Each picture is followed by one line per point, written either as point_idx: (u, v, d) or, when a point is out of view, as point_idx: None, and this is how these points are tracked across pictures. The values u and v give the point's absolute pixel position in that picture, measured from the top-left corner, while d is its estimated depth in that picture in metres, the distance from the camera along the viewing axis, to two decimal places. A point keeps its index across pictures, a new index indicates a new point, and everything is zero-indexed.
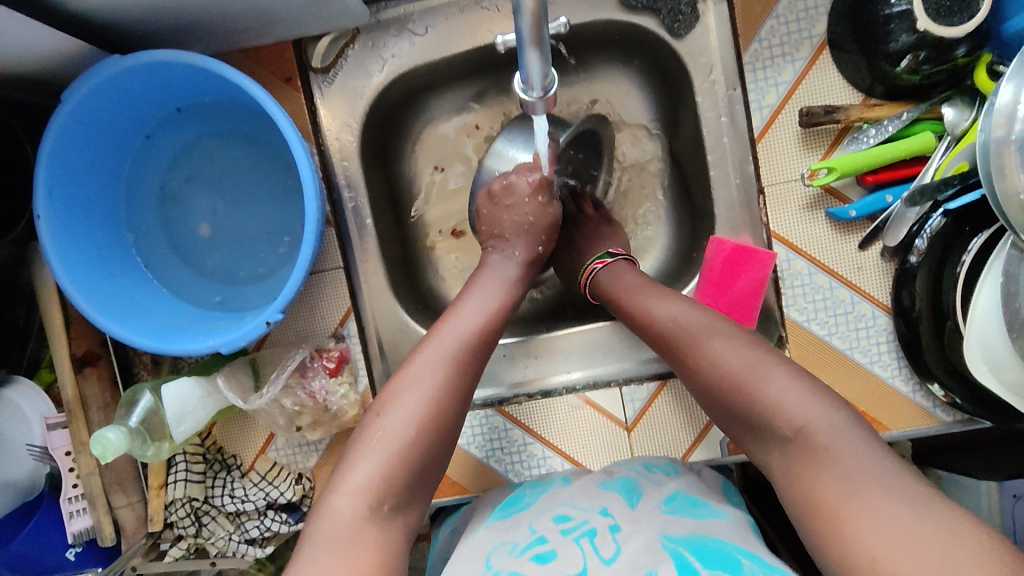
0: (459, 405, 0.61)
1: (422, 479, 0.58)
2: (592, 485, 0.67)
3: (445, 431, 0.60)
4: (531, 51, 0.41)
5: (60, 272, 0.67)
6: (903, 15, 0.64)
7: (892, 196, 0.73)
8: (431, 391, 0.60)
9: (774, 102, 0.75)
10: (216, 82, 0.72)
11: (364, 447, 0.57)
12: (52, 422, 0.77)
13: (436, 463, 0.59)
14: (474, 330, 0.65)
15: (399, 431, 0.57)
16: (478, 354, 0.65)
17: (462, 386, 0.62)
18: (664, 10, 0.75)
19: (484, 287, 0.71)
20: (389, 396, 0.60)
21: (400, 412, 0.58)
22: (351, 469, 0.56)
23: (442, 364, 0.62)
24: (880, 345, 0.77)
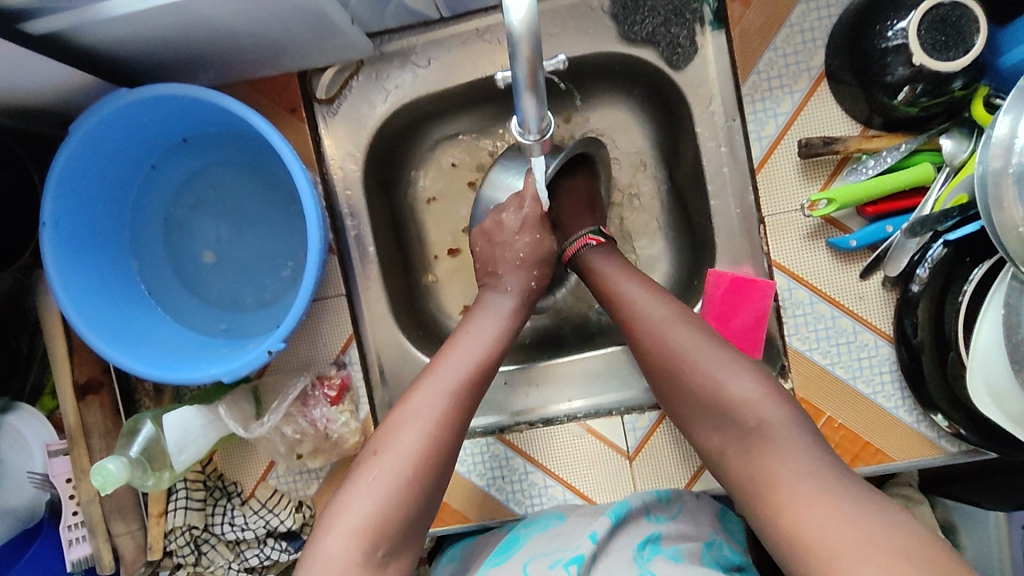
0: (455, 444, 0.61)
1: (417, 522, 0.57)
2: (585, 523, 0.68)
3: (440, 470, 0.59)
4: (527, 95, 0.42)
5: (65, 301, 0.68)
6: (898, 49, 0.65)
7: (892, 226, 0.73)
8: (427, 431, 0.59)
9: (773, 132, 0.75)
10: (222, 113, 0.74)
11: (358, 491, 0.56)
12: (54, 449, 0.77)
13: (429, 503, 0.59)
14: (473, 366, 0.65)
15: (394, 473, 0.57)
16: (475, 390, 0.64)
17: (459, 423, 0.62)
18: (664, 43, 0.76)
19: (481, 319, 0.70)
20: (384, 435, 0.59)
21: (395, 454, 0.58)
22: (344, 512, 0.56)
23: (438, 403, 0.61)
24: (883, 374, 0.77)
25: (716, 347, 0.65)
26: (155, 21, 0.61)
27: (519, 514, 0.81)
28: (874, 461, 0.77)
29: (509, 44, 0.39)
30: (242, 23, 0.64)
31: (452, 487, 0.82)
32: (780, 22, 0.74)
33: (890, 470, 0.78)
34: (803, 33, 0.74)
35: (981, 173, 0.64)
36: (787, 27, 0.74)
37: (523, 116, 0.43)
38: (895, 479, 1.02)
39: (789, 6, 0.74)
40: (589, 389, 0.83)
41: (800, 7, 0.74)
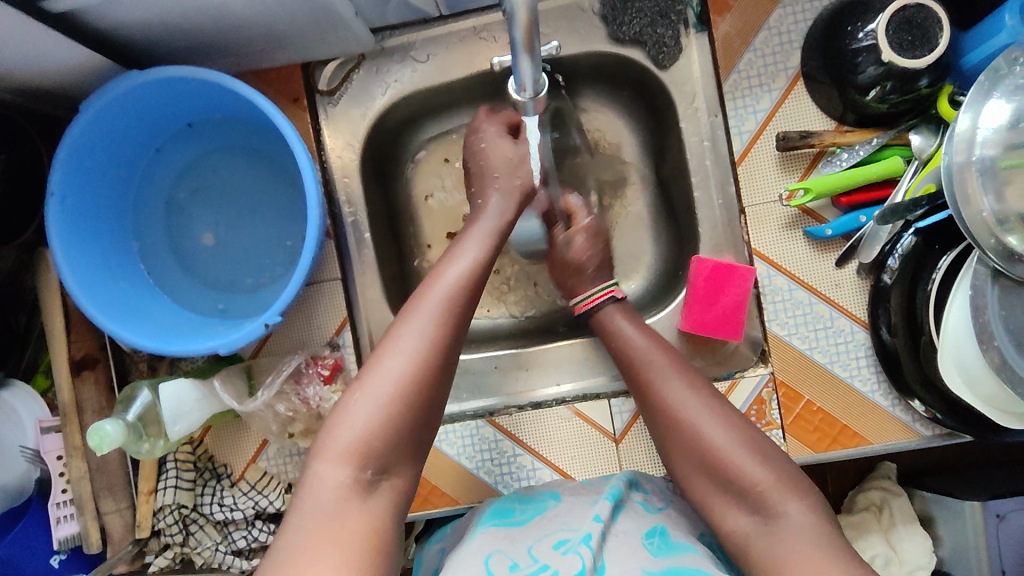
0: (448, 365, 0.60)
1: (409, 442, 0.57)
2: (582, 505, 0.68)
3: (432, 390, 0.59)
4: (523, 56, 0.44)
5: (66, 271, 0.69)
6: (870, 49, 0.70)
7: (865, 216, 0.77)
8: (418, 351, 0.59)
9: (753, 128, 0.79)
10: (226, 98, 0.77)
11: (349, 409, 0.56)
12: (46, 426, 0.78)
13: (422, 426, 0.58)
14: (462, 286, 0.64)
15: (386, 392, 0.56)
16: (462, 309, 0.63)
17: (452, 342, 0.61)
18: (650, 43, 0.81)
19: (468, 243, 0.70)
20: (375, 356, 0.59)
21: (388, 371, 0.57)
22: (338, 430, 0.55)
23: (430, 322, 0.60)
24: (859, 359, 0.80)
25: (681, 369, 0.69)
26: (169, 3, 0.64)
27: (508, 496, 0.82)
28: (852, 445, 0.80)
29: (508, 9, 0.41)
30: (252, 11, 0.68)
31: (441, 470, 0.83)
32: (759, 25, 0.79)
33: (867, 454, 0.80)
34: (780, 35, 0.79)
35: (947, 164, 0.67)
36: (765, 29, 0.79)
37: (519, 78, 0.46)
38: (874, 474, 1.04)
39: (768, 10, 0.79)
40: (576, 373, 0.86)
41: (777, 12, 0.79)
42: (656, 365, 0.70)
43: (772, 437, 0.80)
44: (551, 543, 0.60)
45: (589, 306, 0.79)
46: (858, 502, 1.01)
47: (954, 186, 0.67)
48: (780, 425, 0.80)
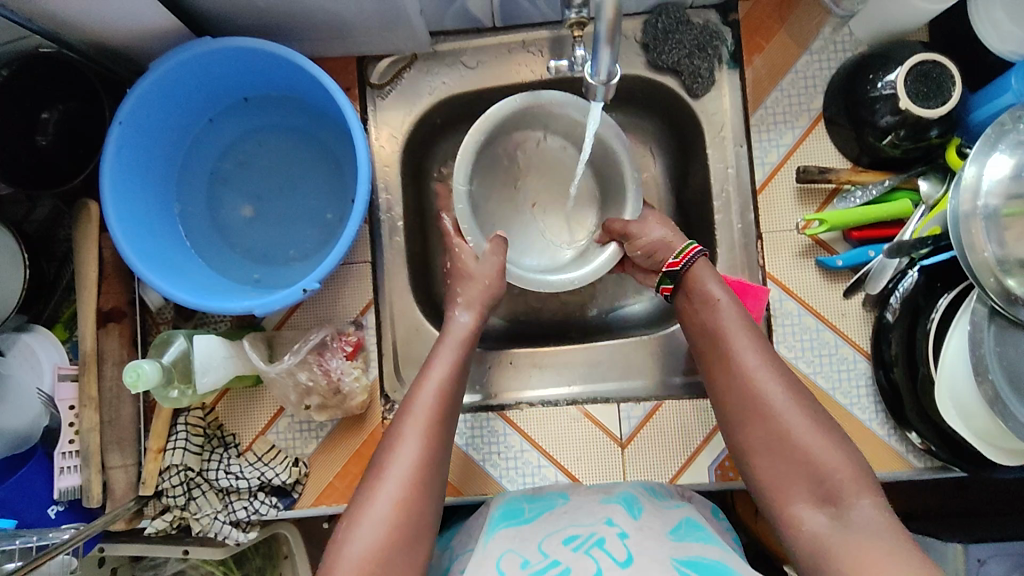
0: (432, 489, 0.66)
1: (412, 562, 0.62)
2: (590, 502, 0.69)
3: (418, 516, 0.64)
4: (607, 44, 0.51)
5: (113, 223, 0.71)
6: (888, 98, 0.76)
7: (874, 251, 0.81)
8: (401, 485, 0.65)
9: (775, 160, 0.85)
10: (287, 75, 0.80)
11: (346, 540, 0.62)
12: (63, 373, 0.78)
13: (419, 537, 0.63)
14: (435, 413, 0.70)
15: (377, 528, 0.62)
16: (443, 422, 0.70)
17: (433, 472, 0.67)
18: (686, 72, 0.87)
19: (440, 362, 0.74)
20: (365, 490, 0.65)
21: (377, 506, 0.63)
22: (339, 558, 0.61)
23: (410, 453, 0.66)
24: (860, 388, 0.83)
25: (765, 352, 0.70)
26: None
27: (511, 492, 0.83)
28: None
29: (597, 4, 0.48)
30: None
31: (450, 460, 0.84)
32: (787, 68, 0.86)
33: None
34: (806, 79, 0.85)
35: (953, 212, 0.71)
36: (793, 72, 0.86)
37: (600, 61, 0.53)
38: None
39: (795, 56, 0.85)
40: (587, 377, 0.89)
41: (804, 58, 0.85)
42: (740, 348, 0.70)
43: None
44: (561, 539, 0.62)
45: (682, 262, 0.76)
46: None
47: (960, 231, 0.71)
48: None
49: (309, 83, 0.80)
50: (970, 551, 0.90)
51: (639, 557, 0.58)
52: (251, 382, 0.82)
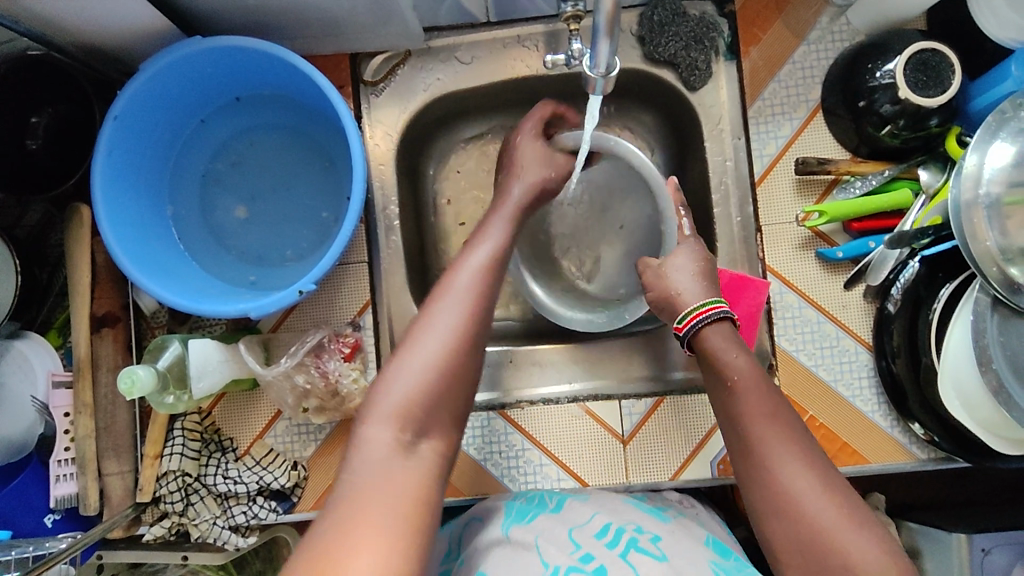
0: (481, 346, 0.58)
1: (454, 417, 0.56)
2: (614, 501, 0.68)
3: (461, 374, 0.56)
4: (605, 36, 0.50)
5: (105, 225, 0.70)
6: (887, 87, 0.75)
7: (874, 242, 0.81)
8: (449, 333, 0.56)
9: (773, 152, 0.84)
10: (278, 73, 0.79)
11: (384, 385, 0.54)
12: (58, 379, 0.77)
13: (462, 396, 0.56)
14: (486, 273, 0.61)
15: (421, 374, 0.54)
16: (495, 286, 0.62)
17: (481, 335, 0.58)
18: (682, 65, 0.86)
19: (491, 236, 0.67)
20: (408, 333, 0.57)
21: (417, 360, 0.55)
22: (376, 404, 0.53)
23: (461, 293, 0.59)
24: (861, 380, 0.83)
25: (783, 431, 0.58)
26: None
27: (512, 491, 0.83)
28: (849, 462, 0.82)
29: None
30: None
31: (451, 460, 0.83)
32: (785, 59, 0.85)
33: (863, 472, 0.83)
34: (804, 69, 0.85)
35: (955, 201, 0.70)
36: (790, 63, 0.85)
37: (598, 53, 0.52)
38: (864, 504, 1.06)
39: (792, 46, 0.85)
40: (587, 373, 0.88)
41: (802, 48, 0.85)
42: (754, 413, 0.60)
43: None
44: (593, 532, 0.60)
45: (685, 328, 0.68)
46: None
47: (961, 221, 0.70)
48: None
49: (301, 81, 0.79)
50: (976, 543, 0.90)
51: (674, 557, 0.57)
52: (248, 385, 0.81)
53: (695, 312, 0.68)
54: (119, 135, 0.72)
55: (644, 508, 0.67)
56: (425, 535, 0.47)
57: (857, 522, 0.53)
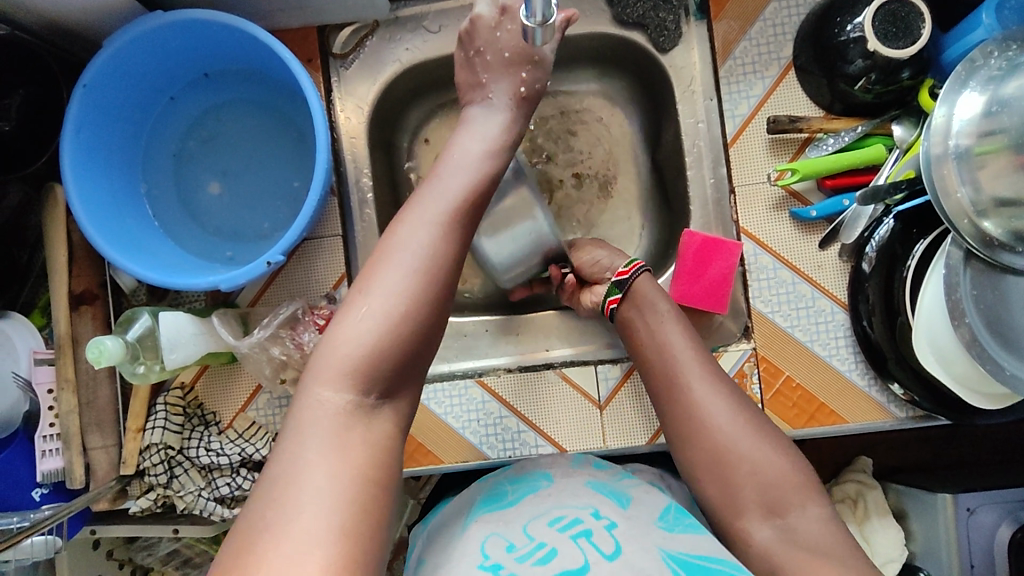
0: (446, 292, 0.56)
1: (416, 365, 0.55)
2: (574, 485, 0.70)
3: (430, 315, 0.55)
4: None
5: (77, 201, 0.71)
6: (857, 41, 0.74)
7: (848, 200, 0.80)
8: (416, 268, 0.55)
9: (745, 112, 0.83)
10: (242, 46, 0.79)
11: (343, 328, 0.53)
12: (40, 357, 0.78)
13: (425, 342, 0.55)
14: (462, 206, 0.60)
15: (377, 321, 0.53)
16: (461, 225, 0.59)
17: (445, 278, 0.56)
18: (652, 26, 0.85)
19: (460, 162, 0.64)
20: (371, 268, 0.55)
21: (375, 308, 0.53)
22: (335, 351, 0.52)
23: (428, 230, 0.57)
24: (839, 340, 0.82)
25: (710, 369, 0.69)
26: None
27: (490, 458, 0.83)
28: (828, 422, 0.82)
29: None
30: None
31: (429, 429, 0.84)
32: (755, 16, 0.83)
33: (842, 432, 0.82)
34: (774, 27, 0.83)
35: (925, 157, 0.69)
36: (761, 20, 0.83)
37: None
38: (851, 467, 1.06)
39: (764, 4, 0.83)
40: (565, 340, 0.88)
41: (773, 5, 0.83)
42: (685, 361, 0.70)
43: None
44: (547, 521, 0.62)
45: (629, 273, 0.78)
46: (834, 494, 1.03)
47: (932, 175, 0.69)
48: (761, 399, 0.82)
49: (265, 54, 0.79)
50: (961, 502, 0.89)
51: (626, 549, 0.58)
52: (226, 360, 0.82)
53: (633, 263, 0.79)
54: (89, 107, 0.73)
55: (604, 489, 0.69)
56: (378, 483, 0.50)
57: (763, 437, 0.65)
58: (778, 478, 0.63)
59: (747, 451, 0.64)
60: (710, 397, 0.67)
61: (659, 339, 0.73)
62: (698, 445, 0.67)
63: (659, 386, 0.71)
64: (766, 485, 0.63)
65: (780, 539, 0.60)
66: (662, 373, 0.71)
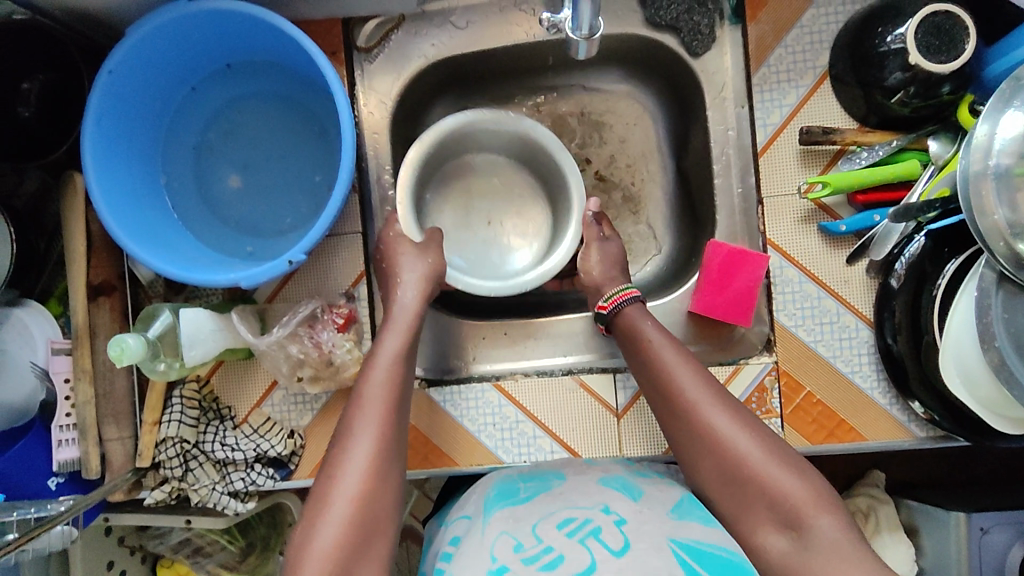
0: (393, 462, 0.66)
1: (376, 546, 0.61)
2: (587, 483, 0.70)
3: (380, 513, 0.63)
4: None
5: (97, 194, 0.70)
6: (898, 53, 0.72)
7: (879, 216, 0.78)
8: (358, 488, 0.62)
9: (778, 121, 0.81)
10: (266, 39, 0.77)
11: (311, 533, 0.60)
12: (57, 347, 0.78)
13: (382, 531, 0.62)
14: (396, 367, 0.71)
15: (331, 532, 0.60)
16: (396, 396, 0.69)
17: (387, 460, 0.65)
18: (685, 29, 0.83)
19: (388, 347, 0.72)
20: (323, 489, 0.63)
21: (323, 530, 0.60)
22: (310, 545, 0.59)
23: (369, 432, 0.66)
24: (862, 357, 0.81)
25: (717, 395, 0.69)
26: None
27: (505, 462, 0.83)
28: (847, 439, 0.81)
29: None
30: None
31: (444, 431, 0.84)
32: (792, 23, 0.81)
33: (861, 450, 0.81)
34: (811, 34, 0.81)
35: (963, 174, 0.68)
36: (797, 27, 0.81)
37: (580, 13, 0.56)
38: (863, 481, 1.06)
39: (801, 10, 0.81)
40: (584, 346, 0.87)
41: (810, 11, 0.81)
42: (690, 388, 0.69)
43: (771, 425, 0.81)
44: (556, 523, 0.62)
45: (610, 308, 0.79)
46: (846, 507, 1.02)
47: (969, 193, 0.67)
48: (780, 414, 0.81)
49: (291, 48, 0.78)
50: (975, 522, 0.88)
51: (637, 545, 0.58)
52: (243, 355, 0.82)
53: (619, 294, 0.79)
54: (108, 98, 0.72)
55: (615, 483, 0.70)
56: None
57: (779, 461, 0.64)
58: (788, 493, 0.62)
59: (758, 466, 0.64)
60: (722, 420, 0.67)
61: (669, 380, 0.70)
62: (713, 471, 0.66)
63: (669, 407, 0.70)
64: (788, 503, 0.61)
65: (800, 555, 0.59)
66: (671, 400, 0.70)
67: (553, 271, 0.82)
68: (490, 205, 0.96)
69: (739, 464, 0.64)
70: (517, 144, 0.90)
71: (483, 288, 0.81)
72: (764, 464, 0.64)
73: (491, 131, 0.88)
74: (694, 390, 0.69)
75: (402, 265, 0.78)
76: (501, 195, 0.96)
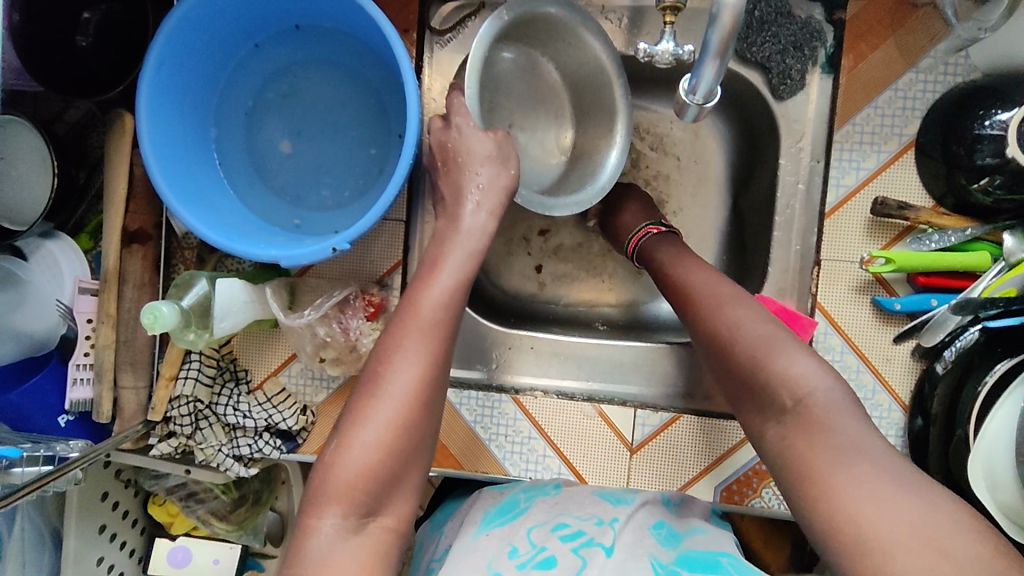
0: (437, 396, 0.60)
1: (401, 487, 0.58)
2: (583, 494, 0.72)
3: (417, 438, 0.58)
4: (714, 60, 0.54)
5: (147, 145, 0.68)
6: (994, 139, 0.69)
7: (937, 301, 0.76)
8: (394, 422, 0.57)
9: (852, 183, 0.78)
10: (340, 9, 0.73)
11: (337, 457, 0.56)
12: (84, 286, 0.77)
13: (409, 469, 0.58)
14: (456, 290, 0.63)
15: (360, 464, 0.55)
16: (449, 328, 0.62)
17: (431, 396, 0.59)
18: (774, 71, 0.80)
19: (454, 259, 0.65)
20: (357, 409, 0.58)
21: (351, 458, 0.56)
22: (333, 472, 0.55)
23: (419, 352, 0.59)
24: (888, 437, 0.79)
25: (775, 339, 0.62)
26: None
27: (511, 475, 0.82)
28: None
29: (715, 12, 0.51)
30: None
31: (456, 433, 0.83)
32: (887, 84, 0.77)
33: None
34: (905, 99, 0.77)
35: None
36: (892, 89, 0.77)
37: (702, 77, 0.56)
38: None
39: (899, 72, 0.77)
40: (607, 375, 0.87)
41: (909, 75, 0.77)
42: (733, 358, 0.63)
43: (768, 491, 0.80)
44: (550, 529, 0.64)
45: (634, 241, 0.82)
46: None
47: None
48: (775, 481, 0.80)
49: (363, 23, 0.74)
50: None
51: (622, 551, 0.60)
52: (269, 325, 0.81)
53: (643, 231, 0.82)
54: (170, 45, 0.69)
55: (610, 497, 0.72)
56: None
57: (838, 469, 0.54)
58: (783, 394, 0.59)
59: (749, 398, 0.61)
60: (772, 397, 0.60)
61: (678, 296, 0.71)
62: (713, 372, 0.65)
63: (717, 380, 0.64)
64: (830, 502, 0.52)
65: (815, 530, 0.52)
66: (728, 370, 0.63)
67: (598, 197, 0.77)
68: (516, 108, 0.87)
69: (743, 359, 0.62)
70: (579, 61, 0.81)
71: (536, 205, 0.75)
72: (748, 352, 0.62)
73: (552, 27, 0.78)
74: (709, 286, 0.69)
75: (463, 179, 0.70)
76: (529, 98, 0.87)
